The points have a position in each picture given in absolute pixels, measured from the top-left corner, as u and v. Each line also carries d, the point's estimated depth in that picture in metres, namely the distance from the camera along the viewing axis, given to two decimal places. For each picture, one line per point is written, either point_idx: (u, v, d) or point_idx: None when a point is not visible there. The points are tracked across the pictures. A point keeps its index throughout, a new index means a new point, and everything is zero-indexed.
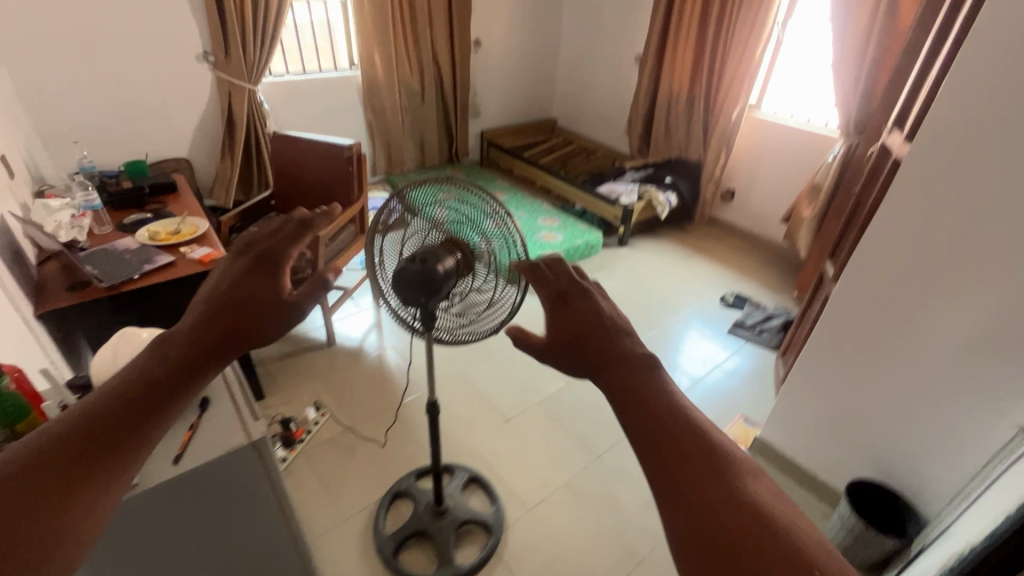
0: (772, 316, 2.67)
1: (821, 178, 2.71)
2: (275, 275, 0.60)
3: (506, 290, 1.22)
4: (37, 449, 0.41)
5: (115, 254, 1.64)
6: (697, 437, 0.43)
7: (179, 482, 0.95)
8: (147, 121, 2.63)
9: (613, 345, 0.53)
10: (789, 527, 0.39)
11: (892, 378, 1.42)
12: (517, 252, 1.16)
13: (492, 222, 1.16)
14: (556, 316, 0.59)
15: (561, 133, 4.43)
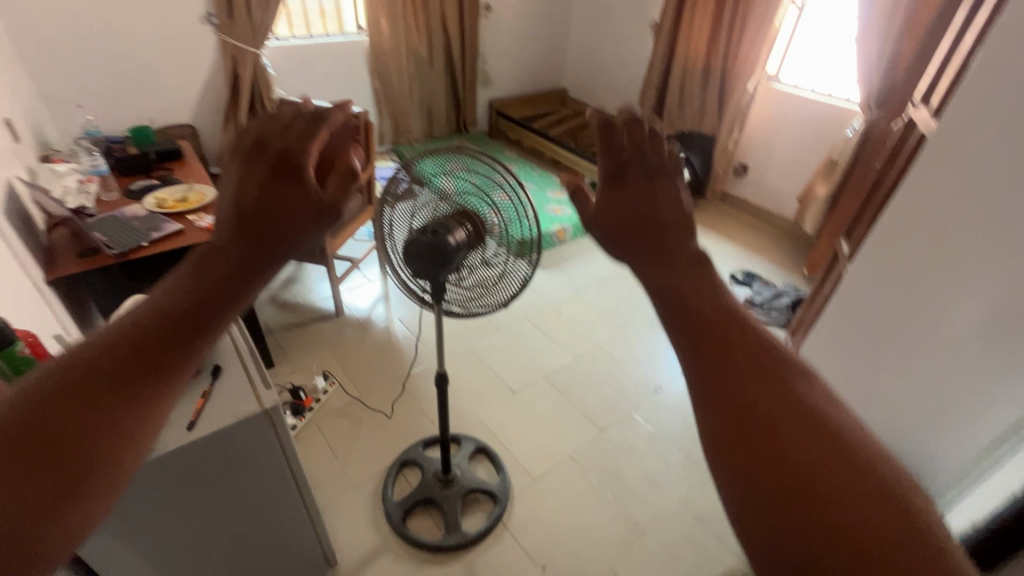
0: (781, 294, 2.65)
1: (838, 155, 2.65)
2: (298, 178, 0.54)
3: (517, 263, 1.20)
4: (71, 364, 0.37)
5: (123, 221, 1.63)
6: (754, 342, 0.40)
7: (194, 448, 0.97)
8: (150, 85, 2.58)
9: (674, 245, 0.50)
10: (851, 432, 0.37)
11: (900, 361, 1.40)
12: (529, 225, 1.15)
13: (503, 194, 1.14)
14: (613, 191, 0.57)
15: (572, 104, 4.34)
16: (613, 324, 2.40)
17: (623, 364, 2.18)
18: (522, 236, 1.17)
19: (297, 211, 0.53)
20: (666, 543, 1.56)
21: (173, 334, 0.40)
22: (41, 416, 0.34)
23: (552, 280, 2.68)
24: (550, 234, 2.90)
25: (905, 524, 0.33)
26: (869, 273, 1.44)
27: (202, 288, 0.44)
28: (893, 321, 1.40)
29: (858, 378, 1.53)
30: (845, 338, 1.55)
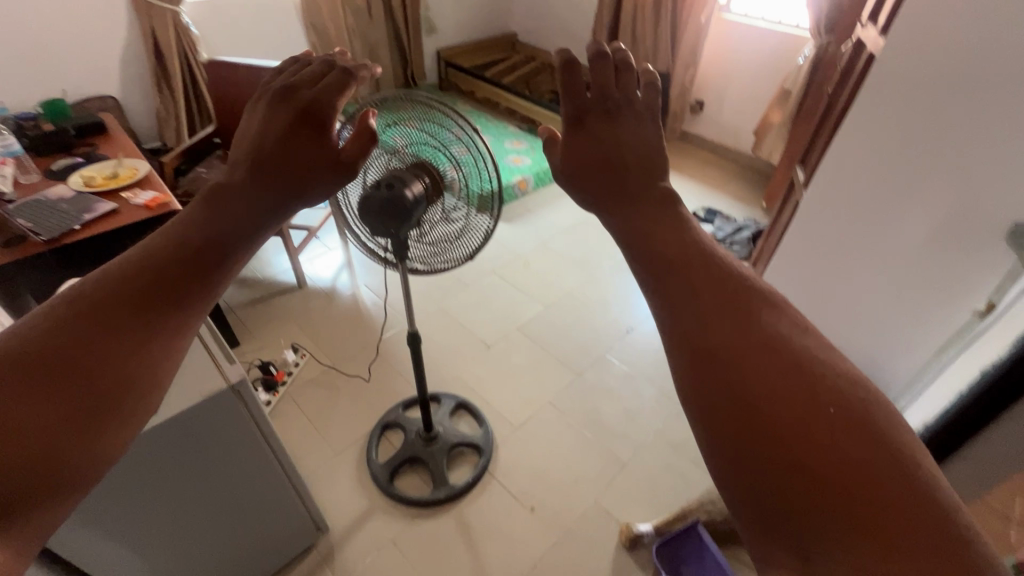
0: (742, 228, 2.70)
1: (790, 83, 2.67)
2: (323, 128, 0.64)
3: (478, 217, 1.17)
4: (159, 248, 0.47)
5: (48, 204, 1.50)
6: (724, 279, 0.42)
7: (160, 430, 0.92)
8: (58, 53, 2.32)
9: (649, 183, 0.53)
10: (815, 360, 0.39)
11: (856, 278, 1.46)
12: (489, 177, 1.11)
13: (460, 147, 1.09)
14: (577, 136, 0.59)
15: (523, 49, 4.17)
16: (581, 271, 2.42)
17: (594, 309, 2.21)
18: (482, 189, 1.13)
19: (316, 167, 0.62)
20: (648, 473, 1.63)
21: (192, 271, 0.47)
22: (144, 275, 0.45)
23: (517, 233, 2.66)
24: (512, 186, 2.84)
25: (873, 443, 0.34)
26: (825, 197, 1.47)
27: (244, 206, 0.54)
28: (848, 241, 1.45)
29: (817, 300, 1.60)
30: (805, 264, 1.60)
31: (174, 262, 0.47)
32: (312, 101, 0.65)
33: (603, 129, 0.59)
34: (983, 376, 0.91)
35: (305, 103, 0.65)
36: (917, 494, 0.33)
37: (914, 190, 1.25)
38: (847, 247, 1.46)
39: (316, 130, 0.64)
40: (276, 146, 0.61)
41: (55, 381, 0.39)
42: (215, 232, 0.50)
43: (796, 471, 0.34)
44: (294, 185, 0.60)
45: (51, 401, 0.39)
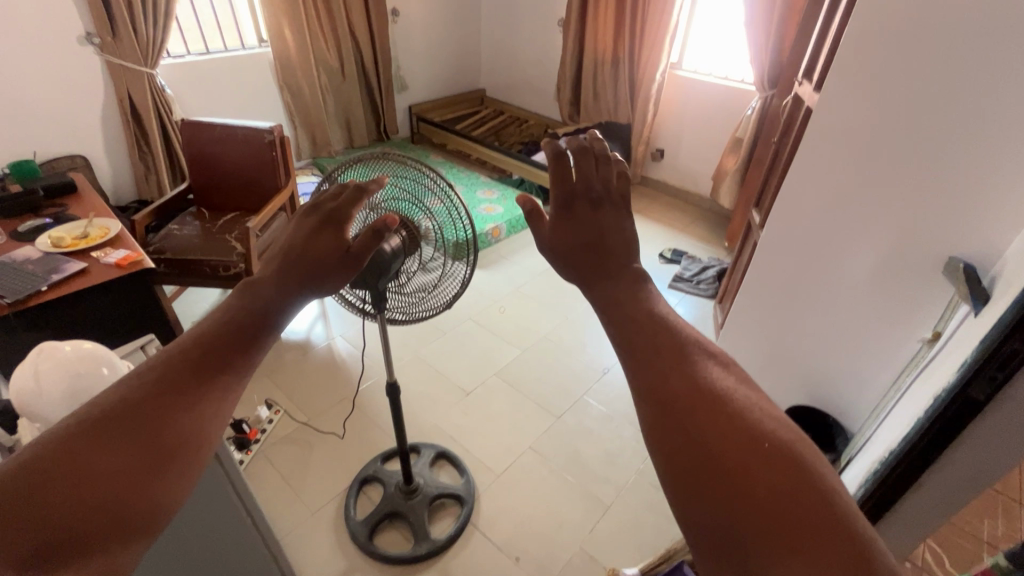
0: (707, 267, 2.83)
1: (741, 132, 2.87)
2: (340, 228, 0.70)
3: (454, 266, 1.21)
4: (210, 330, 0.55)
5: (15, 266, 1.47)
6: (678, 341, 0.50)
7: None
8: (29, 114, 2.31)
9: (620, 262, 0.59)
10: (751, 406, 0.45)
11: (817, 312, 1.54)
12: (463, 228, 1.16)
13: (434, 200, 1.15)
14: (561, 220, 0.62)
15: (491, 104, 4.38)
16: (557, 314, 2.47)
17: (570, 351, 2.25)
18: (457, 239, 1.19)
19: (335, 263, 0.68)
20: (632, 514, 1.63)
21: (237, 341, 0.55)
22: (203, 346, 0.53)
23: (491, 279, 2.70)
24: (485, 233, 2.92)
25: (795, 472, 0.40)
26: (780, 236, 1.57)
27: (268, 292, 0.61)
28: (807, 277, 1.54)
29: (784, 335, 1.67)
30: (768, 302, 1.68)
31: (220, 339, 0.53)
32: (328, 210, 0.72)
33: (588, 218, 0.62)
34: (935, 404, 0.97)
35: (325, 212, 0.72)
36: (832, 514, 0.39)
37: (860, 227, 1.36)
38: (805, 283, 1.55)
39: (333, 235, 0.70)
40: (301, 247, 0.67)
41: (121, 445, 0.44)
42: (255, 310, 0.58)
43: (737, 495, 0.40)
44: (318, 277, 0.66)
45: (129, 444, 0.44)
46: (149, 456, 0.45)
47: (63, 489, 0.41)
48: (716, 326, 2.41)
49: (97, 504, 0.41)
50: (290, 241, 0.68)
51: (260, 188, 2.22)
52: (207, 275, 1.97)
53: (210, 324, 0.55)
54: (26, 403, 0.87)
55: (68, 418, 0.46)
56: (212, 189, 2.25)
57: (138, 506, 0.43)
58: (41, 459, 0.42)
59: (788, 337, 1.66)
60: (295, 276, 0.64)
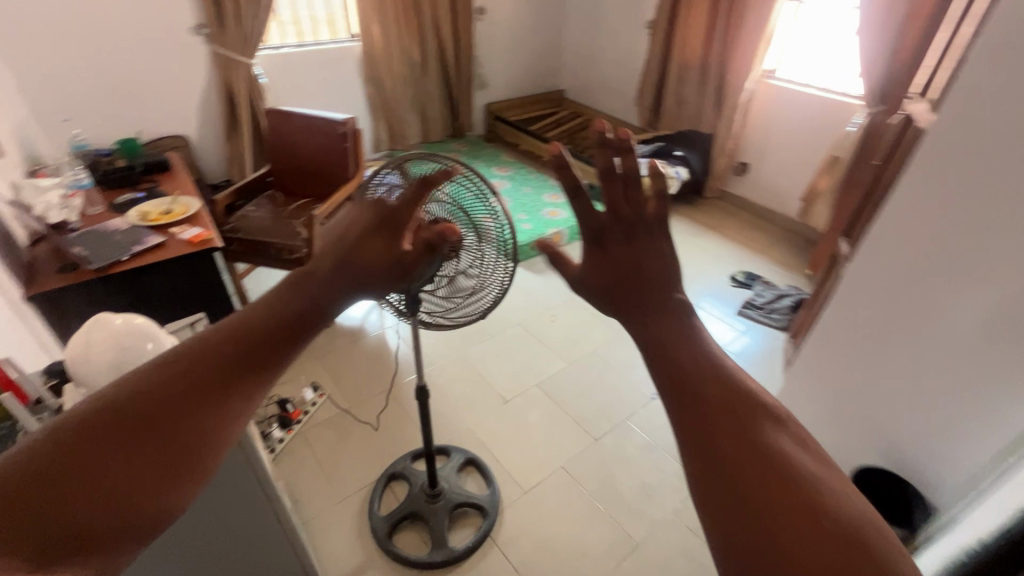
0: (783, 295, 2.59)
1: (839, 151, 2.60)
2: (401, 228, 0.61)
3: (492, 276, 1.18)
4: (243, 326, 0.48)
5: (106, 234, 1.62)
6: (728, 391, 0.42)
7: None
8: (143, 95, 2.56)
9: (663, 299, 0.50)
10: (813, 475, 0.38)
11: (907, 365, 1.34)
12: (504, 238, 1.13)
13: (479, 207, 1.12)
14: (591, 257, 0.53)
15: (569, 106, 4.32)
16: (607, 329, 2.36)
17: (617, 370, 2.14)
18: (499, 249, 1.15)
19: (388, 264, 0.60)
20: (664, 556, 1.51)
21: (270, 345, 0.48)
22: (232, 345, 0.47)
23: (544, 285, 2.64)
24: (545, 237, 2.85)
25: (862, 562, 0.35)
26: (869, 273, 1.38)
27: (312, 293, 0.53)
28: (897, 323, 1.34)
29: (864, 385, 1.48)
30: (848, 345, 1.49)
31: (253, 335, 0.48)
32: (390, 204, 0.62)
33: (624, 256, 0.52)
34: None
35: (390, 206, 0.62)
36: None
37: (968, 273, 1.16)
38: (894, 329, 1.36)
39: (391, 237, 0.61)
40: (353, 247, 0.58)
41: (142, 443, 0.42)
42: (302, 302, 0.52)
43: None
44: (371, 276, 0.59)
45: (136, 449, 0.41)
46: (163, 459, 0.42)
47: (74, 484, 0.39)
48: (786, 363, 2.18)
49: (118, 505, 0.40)
50: (343, 231, 0.59)
51: (330, 177, 2.30)
52: (271, 257, 2.08)
53: (246, 317, 0.49)
54: (77, 369, 0.93)
55: (90, 400, 0.43)
56: (289, 175, 2.36)
57: (160, 511, 0.42)
58: (56, 443, 0.41)
59: (870, 389, 1.46)
60: (342, 278, 0.56)
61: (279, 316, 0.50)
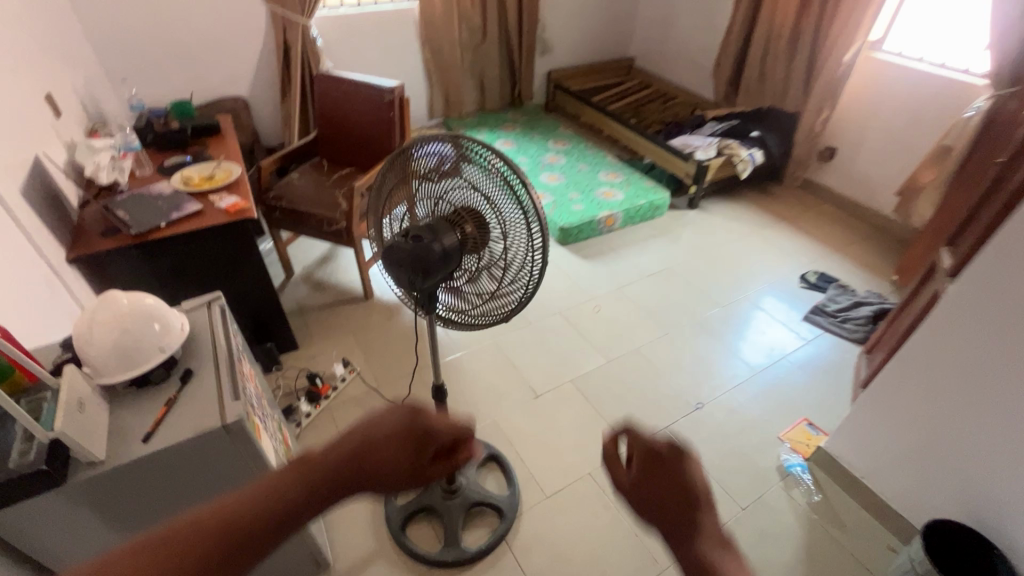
0: (862, 303, 2.29)
1: (951, 140, 2.23)
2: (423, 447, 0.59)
3: (517, 278, 1.06)
4: (212, 530, 0.44)
5: (149, 199, 1.64)
6: None
7: (146, 463, 0.87)
8: (202, 57, 2.58)
9: (707, 527, 0.47)
10: None
11: (1011, 401, 1.17)
12: (532, 238, 0.99)
13: (505, 200, 0.99)
14: (640, 478, 0.52)
15: (637, 75, 3.99)
16: (654, 327, 2.19)
17: (660, 372, 1.99)
18: (526, 254, 1.02)
19: (398, 478, 0.56)
20: None
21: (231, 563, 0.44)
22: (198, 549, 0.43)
23: (591, 273, 2.48)
24: (597, 220, 2.67)
25: None
26: (981, 298, 1.19)
27: (297, 502, 0.48)
28: (1009, 354, 1.16)
29: (957, 421, 1.29)
30: (939, 375, 1.31)
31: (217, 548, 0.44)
32: (427, 417, 0.60)
33: (668, 478, 0.50)
34: None
35: (425, 412, 0.60)
36: None
37: None
38: (1003, 361, 1.18)
39: (415, 453, 0.58)
40: (368, 456, 0.54)
41: None
42: (282, 515, 0.47)
43: None
44: (373, 485, 0.55)
45: None
46: None
47: None
48: (856, 381, 1.94)
49: None
50: (376, 415, 0.57)
51: (375, 147, 2.23)
52: (313, 228, 2.08)
53: (237, 508, 0.46)
54: (82, 348, 0.91)
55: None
56: (334, 142, 2.31)
57: None
58: None
59: (965, 427, 1.28)
60: (339, 493, 0.52)
61: (260, 521, 0.46)
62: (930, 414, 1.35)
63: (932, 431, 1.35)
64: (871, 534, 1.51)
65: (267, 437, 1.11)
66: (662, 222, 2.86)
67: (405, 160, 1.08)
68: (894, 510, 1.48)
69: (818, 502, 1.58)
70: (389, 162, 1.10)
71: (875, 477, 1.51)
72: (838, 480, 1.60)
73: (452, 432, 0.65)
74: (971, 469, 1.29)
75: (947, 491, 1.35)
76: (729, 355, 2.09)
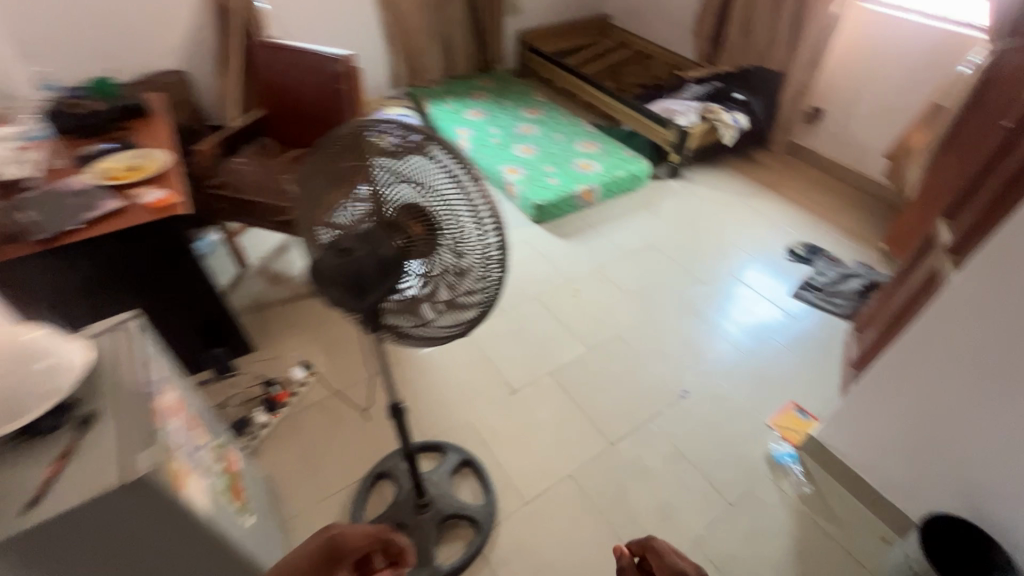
0: (850, 275, 2.19)
1: (945, 99, 2.10)
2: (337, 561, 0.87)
3: (470, 289, 0.92)
4: None
5: (60, 196, 1.43)
6: None
7: (32, 536, 0.73)
8: (128, 25, 2.31)
9: None
10: None
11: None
12: (487, 235, 0.86)
13: (456, 199, 0.85)
14: None
15: (614, 33, 3.75)
16: (637, 310, 2.07)
17: (643, 360, 1.88)
18: (482, 250, 0.88)
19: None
20: None
21: None
22: None
23: (569, 253, 2.34)
24: (574, 195, 2.51)
25: None
26: (994, 280, 1.09)
27: None
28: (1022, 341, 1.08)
29: (963, 410, 1.21)
30: (943, 364, 1.23)
31: None
32: (335, 535, 0.89)
33: None
34: None
35: (333, 533, 0.90)
36: None
37: None
38: (1017, 348, 1.09)
39: (328, 563, 0.87)
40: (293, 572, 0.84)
41: None
42: None
43: None
44: None
45: None
46: None
47: None
48: (846, 360, 1.86)
49: None
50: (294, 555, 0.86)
51: (327, 124, 2.02)
52: (261, 218, 1.89)
53: None
54: None
55: None
56: (282, 119, 2.09)
57: None
58: None
59: (973, 417, 1.20)
60: None
61: None
62: (932, 404, 1.27)
63: (935, 422, 1.28)
64: (864, 526, 1.45)
65: (199, 478, 0.97)
66: (643, 194, 2.71)
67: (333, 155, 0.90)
68: (889, 500, 1.42)
69: (809, 494, 1.51)
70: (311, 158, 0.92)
71: (870, 467, 1.44)
72: (830, 469, 1.53)
73: (366, 543, 0.91)
74: (977, 460, 1.21)
75: (946, 483, 1.29)
76: (715, 337, 1.98)
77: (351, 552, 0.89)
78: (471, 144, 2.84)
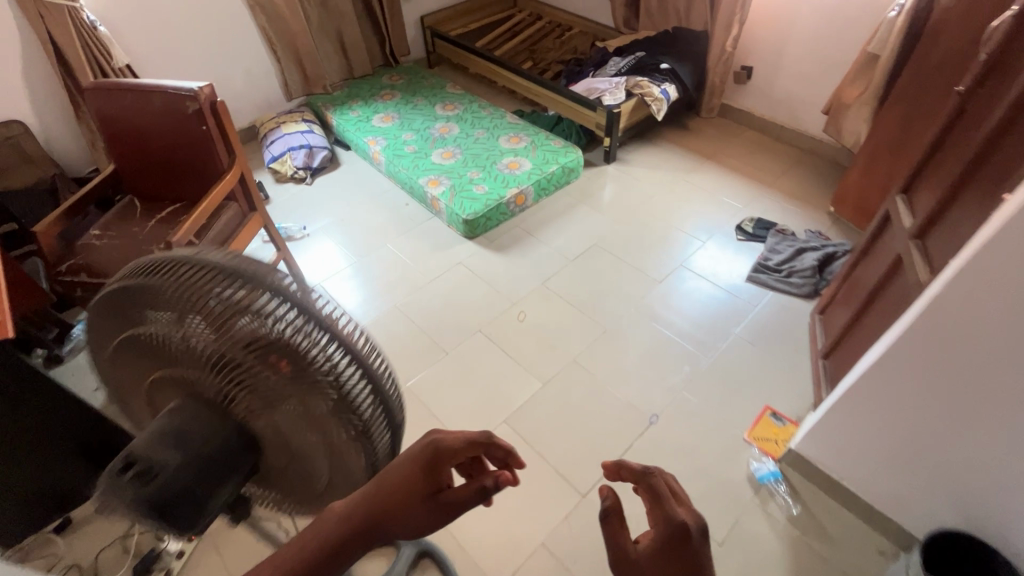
0: (804, 250, 2.07)
1: (875, 48, 1.98)
2: (432, 476, 0.60)
3: (349, 471, 0.62)
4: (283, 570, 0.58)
5: None
6: None
7: None
8: None
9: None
10: None
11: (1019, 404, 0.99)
12: (348, 398, 0.55)
13: (286, 353, 0.54)
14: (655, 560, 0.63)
15: (526, 6, 3.46)
16: (591, 327, 1.89)
17: (604, 385, 1.71)
18: (346, 422, 0.56)
19: (403, 509, 0.59)
20: None
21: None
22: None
23: (509, 269, 2.12)
24: (504, 202, 2.27)
25: None
26: (981, 285, 0.96)
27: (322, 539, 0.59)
28: (1011, 350, 0.96)
29: (958, 423, 1.10)
30: (926, 375, 1.11)
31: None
32: (431, 440, 0.63)
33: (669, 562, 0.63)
34: None
35: (430, 438, 0.64)
36: None
37: None
38: (1013, 357, 0.97)
39: (425, 472, 0.60)
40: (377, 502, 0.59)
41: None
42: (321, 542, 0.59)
43: None
44: (392, 524, 0.60)
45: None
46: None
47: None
48: (813, 349, 1.75)
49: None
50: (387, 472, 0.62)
51: (200, 172, 1.69)
52: None
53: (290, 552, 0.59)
54: None
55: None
56: (144, 174, 1.74)
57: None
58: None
59: (967, 430, 1.09)
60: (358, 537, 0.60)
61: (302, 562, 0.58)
62: (916, 417, 1.16)
63: (920, 436, 1.17)
64: (858, 541, 1.35)
65: None
66: (579, 186, 2.50)
67: (116, 314, 0.61)
68: (882, 513, 1.33)
69: (798, 515, 1.40)
70: (93, 322, 0.64)
71: (858, 481, 1.35)
72: (813, 480, 1.44)
73: (470, 448, 0.63)
74: (976, 473, 1.11)
75: (941, 493, 1.20)
76: (676, 342, 1.83)
77: (456, 457, 0.62)
78: (384, 155, 2.55)
